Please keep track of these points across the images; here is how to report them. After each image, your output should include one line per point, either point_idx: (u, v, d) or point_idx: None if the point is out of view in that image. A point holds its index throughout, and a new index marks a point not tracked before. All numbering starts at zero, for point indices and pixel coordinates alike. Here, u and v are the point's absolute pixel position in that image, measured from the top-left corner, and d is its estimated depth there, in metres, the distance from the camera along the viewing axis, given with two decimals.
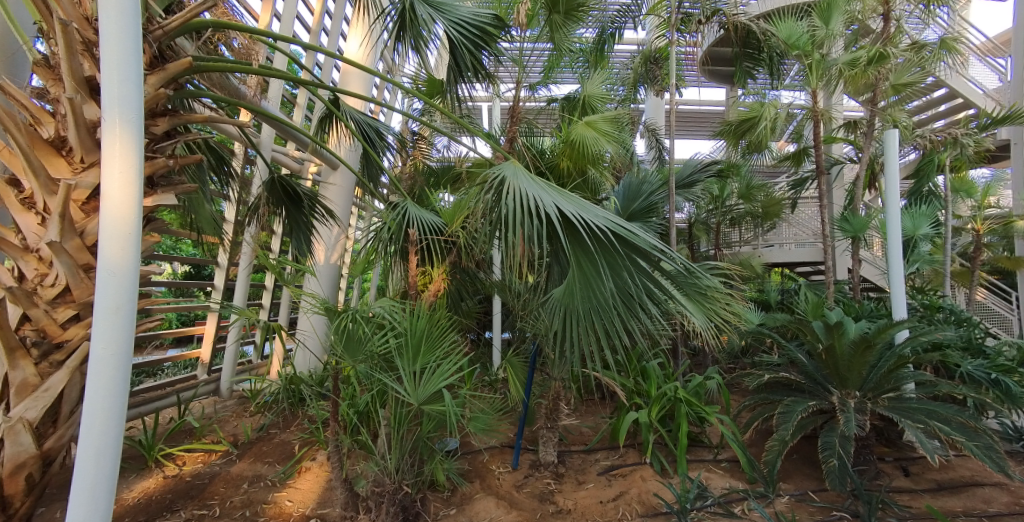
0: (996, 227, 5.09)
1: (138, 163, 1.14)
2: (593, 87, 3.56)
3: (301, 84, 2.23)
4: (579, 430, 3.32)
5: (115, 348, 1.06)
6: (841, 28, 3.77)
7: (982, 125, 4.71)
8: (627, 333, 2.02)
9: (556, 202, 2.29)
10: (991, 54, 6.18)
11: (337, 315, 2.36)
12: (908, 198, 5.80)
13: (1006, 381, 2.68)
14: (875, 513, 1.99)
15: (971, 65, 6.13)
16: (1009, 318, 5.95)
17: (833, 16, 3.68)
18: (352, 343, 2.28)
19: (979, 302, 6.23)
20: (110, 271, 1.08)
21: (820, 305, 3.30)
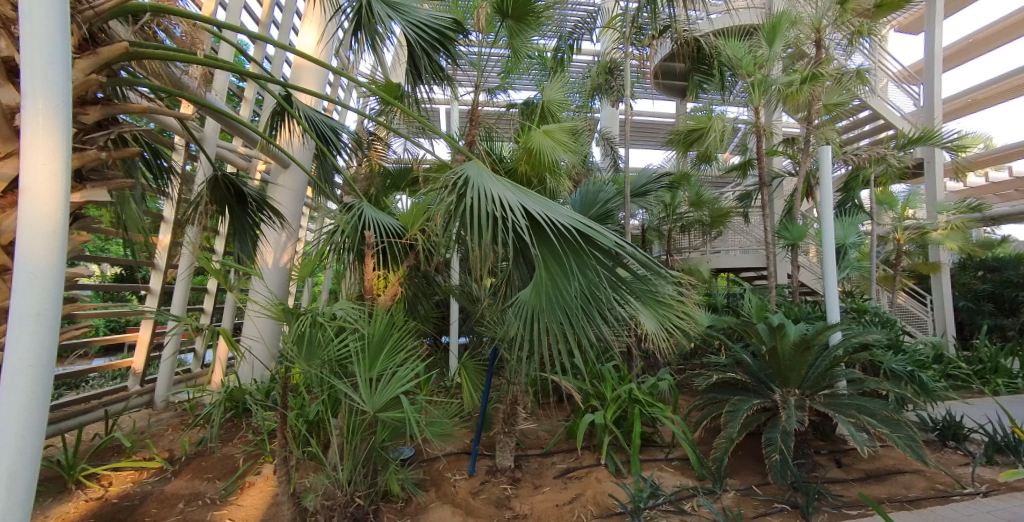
0: (913, 236, 5.66)
1: (67, 155, 1.03)
2: (553, 93, 3.57)
3: (250, 77, 2.11)
4: (536, 434, 3.31)
5: (38, 358, 0.94)
6: (781, 50, 4.02)
7: (901, 143, 5.18)
8: (597, 327, 2.05)
9: (522, 201, 2.32)
10: (908, 81, 6.81)
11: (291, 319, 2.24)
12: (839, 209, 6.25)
13: (923, 376, 2.91)
14: (812, 504, 2.11)
15: (891, 89, 6.72)
16: (925, 319, 6.54)
17: (776, 39, 3.92)
18: (306, 346, 2.16)
19: (900, 305, 6.80)
20: (32, 273, 0.96)
21: (764, 307, 3.48)
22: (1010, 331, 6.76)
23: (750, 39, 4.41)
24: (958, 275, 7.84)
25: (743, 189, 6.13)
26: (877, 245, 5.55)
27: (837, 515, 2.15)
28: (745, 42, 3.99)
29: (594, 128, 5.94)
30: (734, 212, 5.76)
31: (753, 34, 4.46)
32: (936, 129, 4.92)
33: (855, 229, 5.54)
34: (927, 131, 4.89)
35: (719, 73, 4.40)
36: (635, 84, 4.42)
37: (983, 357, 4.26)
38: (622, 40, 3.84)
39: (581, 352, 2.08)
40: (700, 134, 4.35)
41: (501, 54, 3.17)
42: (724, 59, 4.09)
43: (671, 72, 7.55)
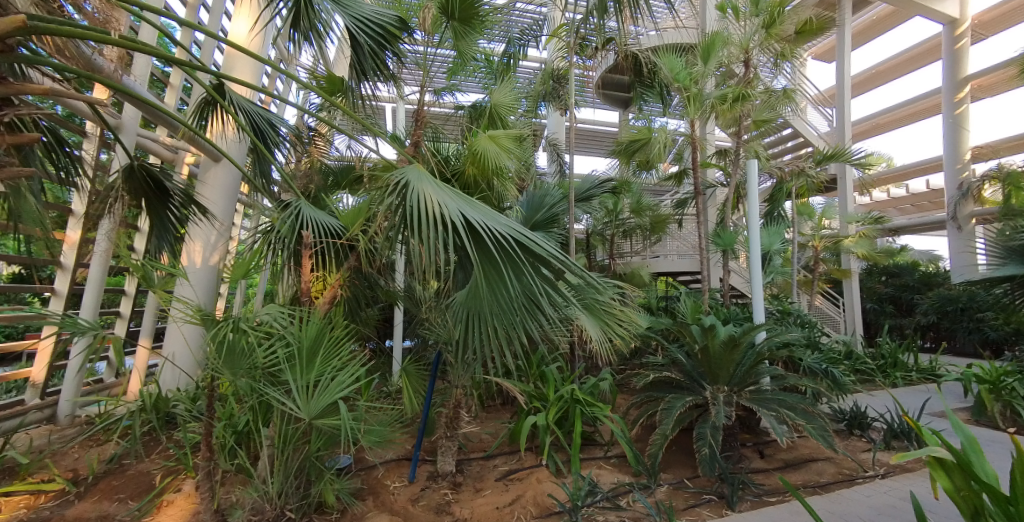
0: (828, 244, 6.21)
1: None
2: (502, 97, 3.59)
3: (178, 64, 1.91)
4: (478, 438, 3.28)
5: None
6: (714, 68, 4.30)
7: (818, 160, 5.64)
8: (533, 331, 2.05)
9: (461, 209, 2.28)
10: (824, 104, 7.47)
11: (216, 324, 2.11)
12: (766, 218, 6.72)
13: (835, 371, 3.17)
14: (738, 493, 2.23)
15: (809, 111, 7.35)
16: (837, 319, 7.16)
17: (710, 58, 4.19)
18: (232, 356, 2.02)
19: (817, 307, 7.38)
20: None
21: (698, 309, 3.67)
22: (907, 330, 7.56)
23: (686, 56, 4.68)
24: (865, 280, 8.65)
25: (680, 197, 6.44)
26: (797, 253, 6.02)
27: (759, 503, 2.29)
28: (681, 58, 4.24)
29: (541, 134, 6.03)
30: (671, 218, 6.04)
31: (689, 51, 4.73)
32: (846, 148, 5.41)
33: (779, 237, 5.99)
34: (840, 150, 5.40)
35: (658, 87, 4.64)
36: (579, 93, 4.55)
37: (885, 353, 4.72)
38: (566, 50, 3.96)
39: (516, 359, 2.08)
40: (642, 143, 4.56)
41: (447, 56, 3.17)
42: (662, 73, 4.31)
43: (616, 83, 7.84)
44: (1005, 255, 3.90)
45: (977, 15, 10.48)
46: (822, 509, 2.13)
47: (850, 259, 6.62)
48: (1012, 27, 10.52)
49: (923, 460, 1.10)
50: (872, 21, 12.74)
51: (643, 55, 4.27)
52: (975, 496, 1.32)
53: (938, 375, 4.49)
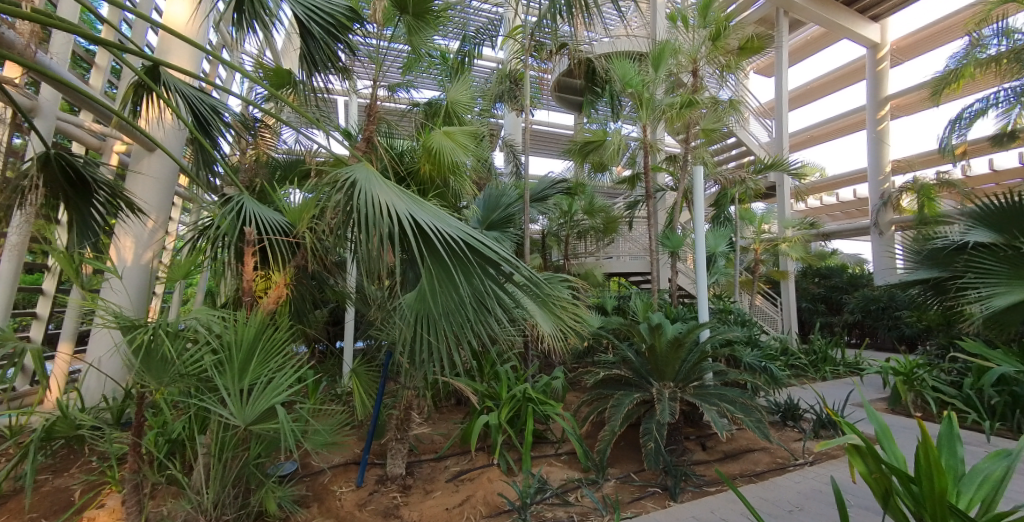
0: (767, 247, 6.61)
1: None
2: (458, 95, 3.63)
3: (106, 46, 1.76)
4: (430, 439, 3.24)
5: None
6: (664, 76, 4.48)
7: (757, 167, 5.83)
8: (480, 331, 2.08)
9: (411, 210, 2.28)
10: (764, 115, 7.94)
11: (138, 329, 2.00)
12: (712, 222, 7.05)
13: (772, 367, 3.36)
14: (680, 485, 2.32)
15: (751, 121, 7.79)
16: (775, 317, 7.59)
17: (661, 66, 4.37)
18: (155, 364, 1.91)
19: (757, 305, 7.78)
20: None
21: (648, 309, 3.79)
22: (836, 327, 8.16)
23: (638, 63, 4.84)
24: (800, 281, 9.26)
25: (632, 200, 6.65)
26: (740, 255, 6.35)
27: (700, 493, 2.39)
28: (634, 65, 4.38)
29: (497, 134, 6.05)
30: (623, 220, 6.22)
31: (641, 59, 4.90)
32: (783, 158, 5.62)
33: (723, 240, 6.30)
34: (780, 160, 5.66)
35: (609, 90, 4.80)
36: (534, 95, 4.59)
37: (816, 349, 5.07)
38: (522, 52, 4.00)
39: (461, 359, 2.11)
40: (596, 146, 4.68)
41: (401, 50, 3.10)
42: (614, 78, 4.45)
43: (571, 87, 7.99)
44: (921, 258, 4.28)
45: (897, 40, 11.46)
46: (756, 497, 2.26)
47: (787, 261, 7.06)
48: (926, 53, 11.58)
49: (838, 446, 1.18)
50: (807, 40, 13.64)
51: (596, 61, 4.38)
52: (885, 478, 1.42)
53: (861, 369, 4.88)
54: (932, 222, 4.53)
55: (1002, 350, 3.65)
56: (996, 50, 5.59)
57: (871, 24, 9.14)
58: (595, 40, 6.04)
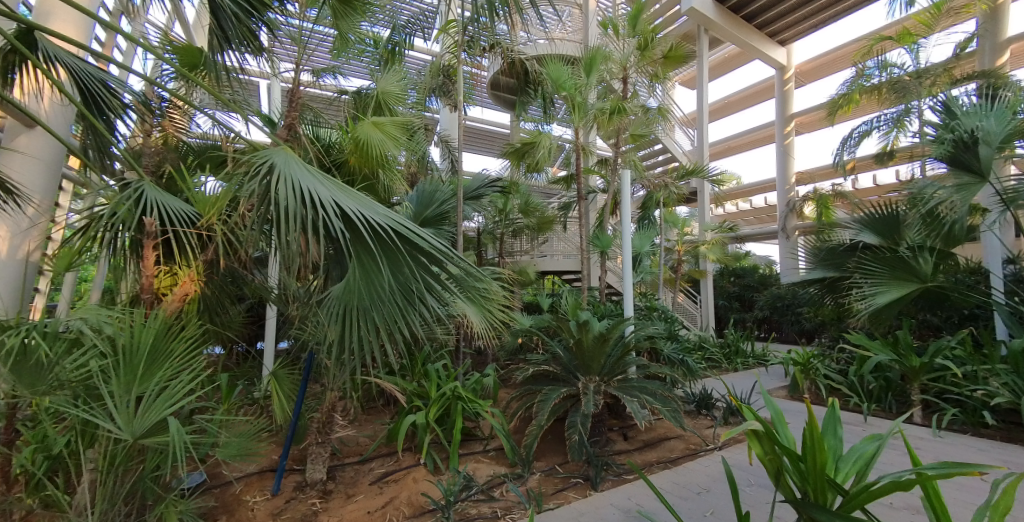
0: (689, 248, 7.06)
1: None
2: (389, 86, 3.59)
3: None
4: (355, 441, 3.13)
5: None
6: (595, 82, 4.67)
7: (682, 174, 6.18)
8: (409, 322, 2.02)
9: (335, 196, 2.17)
10: (688, 124, 8.47)
11: (7, 333, 1.76)
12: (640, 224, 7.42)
13: (688, 360, 3.59)
14: (601, 474, 2.41)
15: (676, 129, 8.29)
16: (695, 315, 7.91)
17: (592, 72, 4.55)
18: (25, 371, 1.68)
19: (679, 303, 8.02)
20: None
21: (578, 306, 3.91)
22: (749, 323, 8.90)
23: (571, 67, 4.99)
24: (718, 280, 9.99)
25: (565, 200, 6.82)
26: (663, 255, 6.73)
27: (619, 481, 2.50)
28: (566, 68, 4.52)
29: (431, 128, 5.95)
30: (556, 219, 6.36)
31: (574, 63, 5.06)
32: (702, 166, 6.03)
33: (648, 241, 6.65)
34: (700, 167, 6.06)
35: (541, 93, 4.81)
36: (467, 91, 4.56)
37: (729, 343, 5.50)
38: (456, 47, 3.98)
39: (389, 353, 2.04)
40: (530, 146, 4.76)
41: (326, 34, 2.99)
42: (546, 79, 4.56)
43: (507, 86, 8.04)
44: (816, 259, 4.75)
45: (800, 64, 12.58)
46: (669, 483, 2.40)
47: (706, 262, 7.60)
48: (825, 78, 12.88)
49: (737, 432, 1.27)
50: (724, 58, 14.79)
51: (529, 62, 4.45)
52: (777, 459, 1.54)
53: (767, 360, 5.36)
54: (822, 228, 5.05)
55: (878, 340, 4.17)
56: (878, 81, 6.36)
57: (780, 47, 10.05)
58: (529, 41, 6.12)
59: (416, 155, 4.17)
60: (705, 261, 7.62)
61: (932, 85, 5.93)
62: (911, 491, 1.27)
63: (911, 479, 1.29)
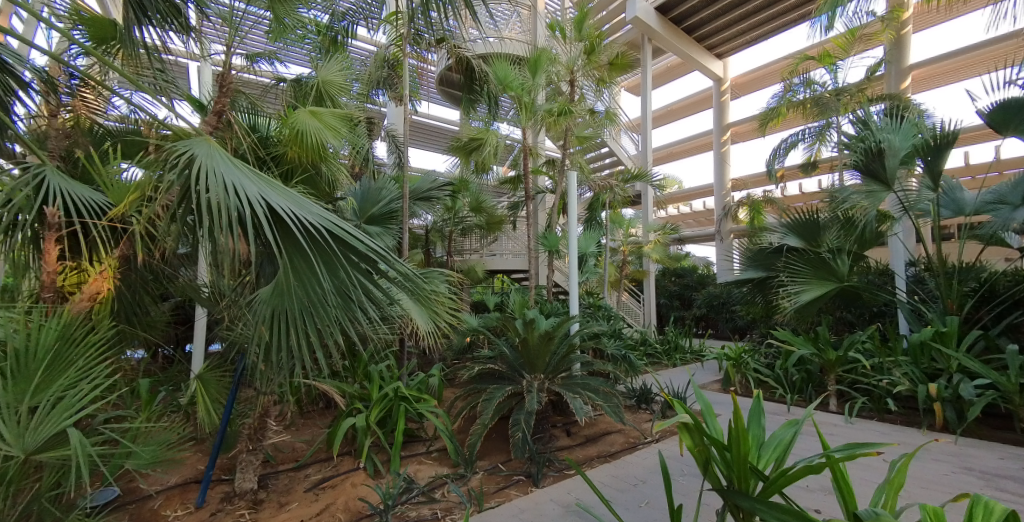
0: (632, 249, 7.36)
1: None
2: (330, 75, 3.51)
3: None
4: (291, 447, 3.00)
5: None
6: (541, 83, 4.79)
7: (627, 178, 6.40)
8: (346, 324, 1.96)
9: (263, 193, 2.05)
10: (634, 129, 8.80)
11: None
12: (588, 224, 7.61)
13: (631, 357, 3.72)
14: (542, 471, 2.45)
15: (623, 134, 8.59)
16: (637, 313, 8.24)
17: (537, 72, 4.70)
18: None
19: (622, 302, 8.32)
20: None
21: (524, 305, 3.97)
22: (687, 320, 9.40)
23: (519, 67, 5.05)
24: (661, 279, 10.45)
25: (515, 199, 6.87)
26: (608, 256, 6.95)
27: (560, 477, 2.56)
28: (512, 68, 4.61)
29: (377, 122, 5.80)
30: (506, 219, 6.39)
31: (521, 63, 5.13)
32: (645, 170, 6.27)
33: (593, 241, 6.85)
34: (643, 171, 6.31)
35: (486, 93, 4.60)
36: (413, 86, 4.47)
37: (669, 339, 5.79)
38: (401, 39, 3.91)
39: (324, 357, 1.96)
40: (478, 144, 4.78)
41: (262, 17, 2.86)
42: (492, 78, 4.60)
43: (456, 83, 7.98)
44: (746, 261, 5.08)
45: (736, 77, 13.36)
46: (607, 476, 2.47)
47: (648, 262, 7.93)
48: (758, 90, 13.67)
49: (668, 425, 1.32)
50: (668, 67, 15.50)
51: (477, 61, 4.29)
52: (706, 449, 1.63)
53: (703, 355, 5.68)
54: (751, 232, 5.39)
55: (801, 336, 4.52)
56: (803, 97, 6.88)
57: (717, 60, 10.67)
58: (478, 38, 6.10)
59: (358, 148, 4.09)
60: (647, 261, 7.95)
61: (848, 102, 6.50)
62: (823, 474, 1.37)
63: (822, 463, 1.40)
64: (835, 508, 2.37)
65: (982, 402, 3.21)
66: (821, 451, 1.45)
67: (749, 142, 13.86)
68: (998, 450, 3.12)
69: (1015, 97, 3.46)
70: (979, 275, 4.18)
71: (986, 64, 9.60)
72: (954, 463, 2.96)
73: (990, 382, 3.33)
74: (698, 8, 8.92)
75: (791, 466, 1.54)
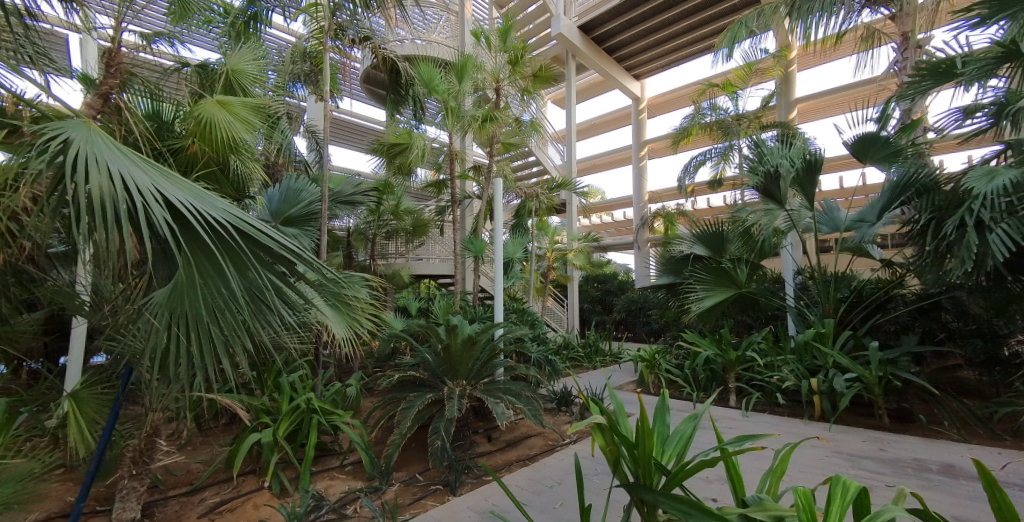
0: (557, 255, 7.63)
1: None
2: (241, 63, 3.30)
3: None
4: (184, 470, 2.75)
5: None
6: (467, 88, 4.86)
7: (553, 187, 6.63)
8: (260, 330, 1.81)
9: (158, 184, 1.79)
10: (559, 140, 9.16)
11: None
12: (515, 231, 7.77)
13: (553, 362, 3.83)
14: (460, 479, 2.46)
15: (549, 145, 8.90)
16: (561, 318, 8.53)
17: (464, 78, 4.80)
18: None
19: (548, 307, 8.58)
20: None
21: (447, 310, 3.96)
22: (608, 324, 9.91)
23: (446, 72, 5.09)
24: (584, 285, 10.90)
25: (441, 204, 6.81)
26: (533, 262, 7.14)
27: (478, 483, 2.58)
28: (438, 72, 4.65)
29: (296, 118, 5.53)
30: (433, 223, 6.35)
31: (448, 68, 5.17)
32: (569, 180, 6.55)
33: (520, 248, 7.02)
34: (568, 181, 6.57)
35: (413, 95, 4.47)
36: (335, 82, 4.29)
37: (590, 343, 6.07)
38: (322, 33, 3.76)
39: (232, 368, 1.79)
40: (402, 147, 4.76)
41: None
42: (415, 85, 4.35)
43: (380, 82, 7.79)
44: (660, 268, 5.45)
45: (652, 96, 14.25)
46: (522, 481, 2.53)
47: (573, 268, 8.26)
48: (672, 111, 14.71)
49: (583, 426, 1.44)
50: (591, 83, 16.23)
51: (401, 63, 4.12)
52: (616, 448, 1.74)
53: (620, 358, 6.03)
54: (664, 241, 5.79)
55: (706, 338, 4.93)
56: (709, 119, 7.55)
57: (636, 80, 11.41)
58: (403, 40, 6.02)
59: (272, 142, 3.90)
60: (572, 267, 8.28)
61: (746, 127, 7.24)
62: (716, 465, 1.56)
63: (716, 455, 1.58)
64: (728, 496, 2.61)
65: (850, 393, 3.70)
66: (716, 445, 1.62)
67: (664, 157, 14.85)
68: (861, 435, 3.61)
69: (870, 132, 4.06)
70: (849, 283, 4.81)
71: (851, 103, 11.17)
72: (827, 448, 3.38)
73: (857, 375, 3.84)
74: (617, 30, 9.45)
75: (690, 459, 1.67)
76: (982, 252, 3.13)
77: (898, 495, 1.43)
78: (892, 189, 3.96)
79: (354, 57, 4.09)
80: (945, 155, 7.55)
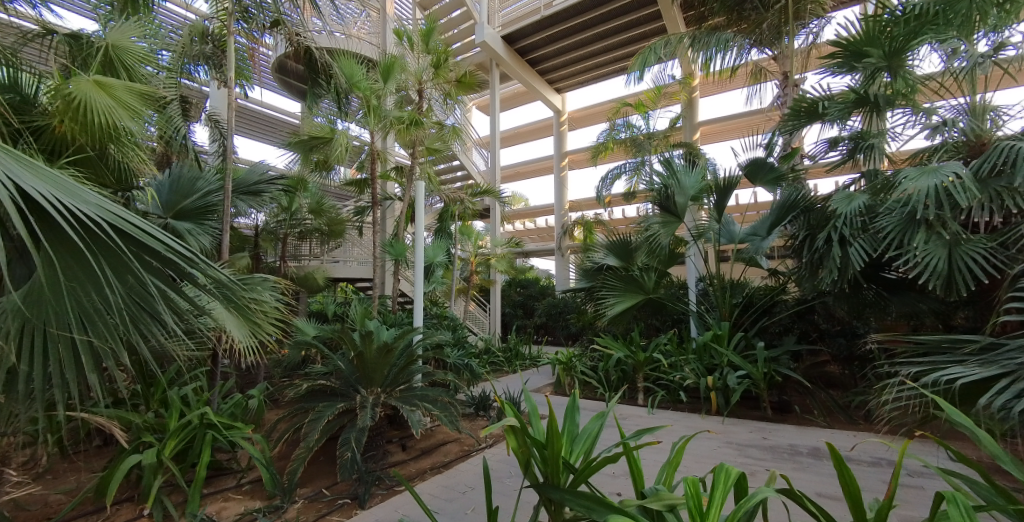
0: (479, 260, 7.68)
1: None
2: (124, 38, 2.95)
3: None
4: (41, 503, 2.39)
5: None
6: (390, 88, 4.78)
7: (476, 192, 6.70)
8: (145, 345, 1.61)
9: (9, 170, 1.49)
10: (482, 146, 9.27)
11: None
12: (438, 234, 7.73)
13: (472, 366, 3.86)
14: (369, 491, 2.39)
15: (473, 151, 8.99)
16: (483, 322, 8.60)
17: (389, 78, 4.74)
18: None
19: (470, 311, 8.61)
20: None
21: (364, 314, 3.83)
22: (529, 328, 10.18)
23: (368, 69, 4.96)
24: (508, 289, 11.08)
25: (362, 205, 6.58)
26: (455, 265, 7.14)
27: (388, 494, 2.53)
28: (359, 67, 4.54)
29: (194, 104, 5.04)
30: (350, 224, 6.11)
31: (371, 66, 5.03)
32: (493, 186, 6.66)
33: (442, 251, 6.99)
34: (492, 187, 6.67)
35: (334, 87, 4.20)
36: (243, 69, 3.97)
37: (511, 348, 6.18)
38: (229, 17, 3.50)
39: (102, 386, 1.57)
40: (322, 142, 4.52)
41: None
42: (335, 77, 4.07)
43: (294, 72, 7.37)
44: (579, 274, 5.71)
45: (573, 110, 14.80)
46: (434, 488, 2.52)
47: (496, 272, 8.38)
48: (593, 125, 15.45)
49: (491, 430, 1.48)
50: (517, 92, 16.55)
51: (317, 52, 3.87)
52: (527, 449, 1.80)
53: (539, 361, 6.20)
54: (583, 249, 6.08)
55: (618, 340, 5.25)
56: (624, 135, 8.09)
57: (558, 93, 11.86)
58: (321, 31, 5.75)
59: (164, 127, 3.54)
60: (495, 272, 8.40)
61: (657, 145, 7.84)
62: (618, 460, 1.67)
63: (618, 451, 1.70)
64: (629, 489, 2.80)
65: (740, 389, 4.14)
66: (618, 441, 1.73)
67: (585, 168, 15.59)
68: (747, 426, 4.05)
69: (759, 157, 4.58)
70: (742, 290, 5.36)
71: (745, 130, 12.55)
72: (718, 439, 3.75)
73: (746, 372, 4.30)
74: (541, 44, 9.78)
75: (594, 457, 1.77)
76: (844, 264, 3.65)
77: (770, 478, 1.64)
78: (779, 208, 4.49)
79: (265, 44, 3.82)
80: (817, 181, 8.75)
